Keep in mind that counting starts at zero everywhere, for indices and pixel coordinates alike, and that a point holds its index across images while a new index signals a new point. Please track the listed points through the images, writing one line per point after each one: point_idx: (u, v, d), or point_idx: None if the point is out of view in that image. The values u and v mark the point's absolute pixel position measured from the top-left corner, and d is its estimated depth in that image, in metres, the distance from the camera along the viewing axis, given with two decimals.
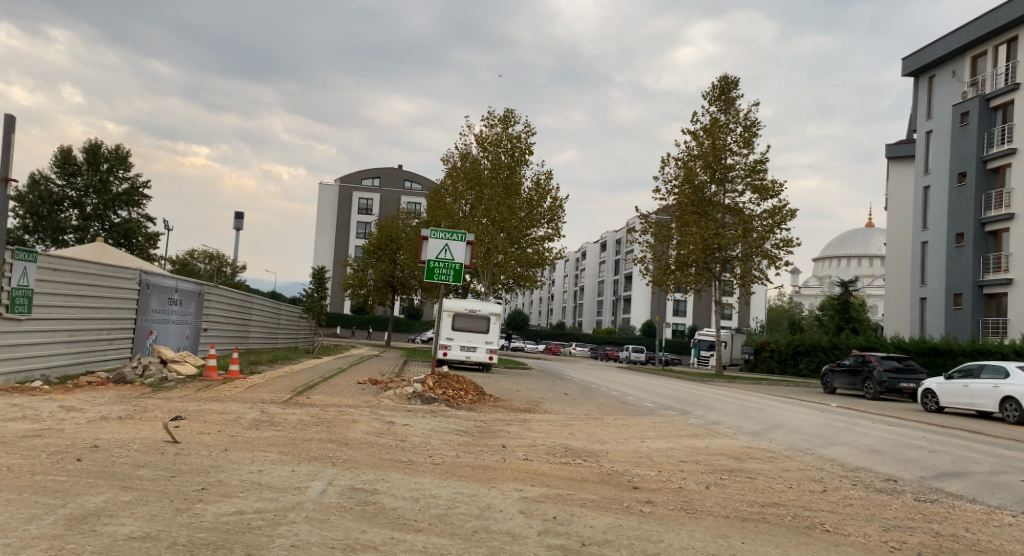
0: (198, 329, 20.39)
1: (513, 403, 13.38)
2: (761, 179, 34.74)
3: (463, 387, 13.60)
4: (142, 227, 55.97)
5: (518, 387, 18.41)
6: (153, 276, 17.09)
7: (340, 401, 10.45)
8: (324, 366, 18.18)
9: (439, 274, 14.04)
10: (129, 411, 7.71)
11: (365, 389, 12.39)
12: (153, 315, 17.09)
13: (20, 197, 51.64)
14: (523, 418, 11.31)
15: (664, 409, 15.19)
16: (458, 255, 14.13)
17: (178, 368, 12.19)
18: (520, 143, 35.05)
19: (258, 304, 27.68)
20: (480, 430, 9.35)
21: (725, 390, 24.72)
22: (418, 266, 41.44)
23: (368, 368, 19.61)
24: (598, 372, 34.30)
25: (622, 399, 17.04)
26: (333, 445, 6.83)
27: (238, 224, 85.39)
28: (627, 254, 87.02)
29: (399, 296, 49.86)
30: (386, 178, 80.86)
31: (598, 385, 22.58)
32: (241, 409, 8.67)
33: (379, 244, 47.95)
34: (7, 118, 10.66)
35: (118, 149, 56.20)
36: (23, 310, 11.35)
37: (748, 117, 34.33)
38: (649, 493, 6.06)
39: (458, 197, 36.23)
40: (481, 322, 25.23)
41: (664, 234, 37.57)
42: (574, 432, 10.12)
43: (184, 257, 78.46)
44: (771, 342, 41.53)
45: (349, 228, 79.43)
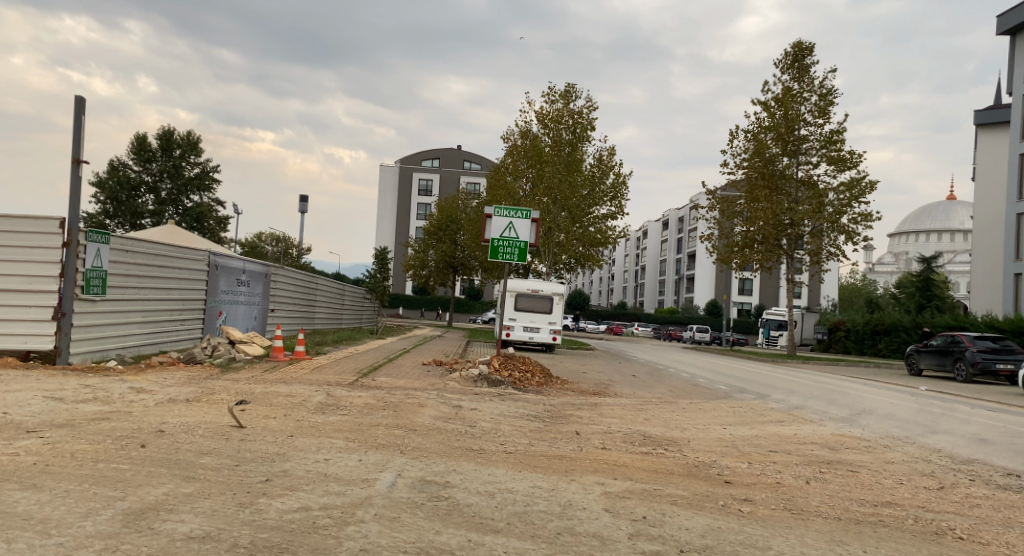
0: (265, 310, 20.69)
1: (581, 386, 12.93)
2: (837, 149, 32.62)
3: (529, 369, 13.22)
4: (213, 211, 57.74)
5: (584, 369, 17.93)
6: (221, 257, 17.30)
7: (406, 383, 10.20)
8: (389, 347, 18.13)
9: (503, 253, 13.61)
10: (197, 394, 7.61)
11: (431, 371, 12.15)
12: (222, 296, 17.35)
13: (100, 183, 53.93)
14: (594, 402, 10.85)
15: (740, 393, 14.45)
16: (523, 233, 13.66)
17: (246, 349, 12.23)
18: (582, 118, 34.18)
19: (323, 285, 28.02)
20: (551, 415, 8.94)
21: (801, 372, 23.61)
22: (479, 246, 41.22)
23: (431, 349, 19.49)
24: (664, 353, 33.42)
25: (694, 382, 16.36)
26: (400, 432, 6.52)
27: (303, 208, 87.28)
28: (691, 232, 84.91)
29: (460, 276, 49.91)
30: (446, 159, 81.08)
31: (666, 367, 21.87)
32: (307, 391, 8.50)
33: (439, 225, 47.99)
34: (77, 100, 10.71)
35: (189, 136, 57.99)
36: (98, 291, 11.51)
37: (823, 84, 32.45)
38: (744, 489, 5.51)
39: (519, 175, 35.68)
40: (544, 303, 24.79)
41: (732, 210, 36.20)
42: (649, 418, 9.59)
43: (253, 240, 80.79)
44: (847, 322, 39.66)
45: (410, 209, 80.09)
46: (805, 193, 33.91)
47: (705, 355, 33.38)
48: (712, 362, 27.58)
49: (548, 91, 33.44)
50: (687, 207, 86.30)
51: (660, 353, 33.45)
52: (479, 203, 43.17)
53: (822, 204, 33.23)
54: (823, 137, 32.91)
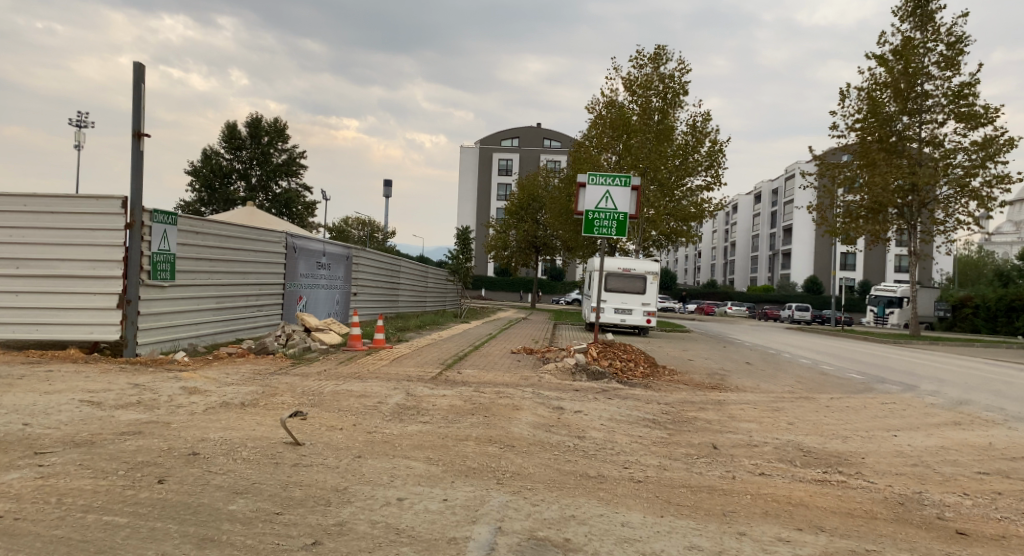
0: (347, 294, 19.92)
1: (694, 378, 11.23)
2: (968, 104, 28.90)
3: (632, 358, 11.63)
4: (301, 196, 58.62)
5: (688, 355, 16.12)
6: (300, 239, 16.51)
7: (496, 378, 8.82)
8: (474, 331, 16.92)
9: (599, 226, 11.94)
10: (257, 396, 6.47)
11: (522, 361, 10.75)
12: (301, 280, 16.57)
13: (195, 172, 55.62)
14: (717, 399, 9.15)
15: (882, 384, 12.32)
16: (621, 203, 11.96)
17: (322, 337, 11.22)
18: (673, 82, 31.81)
19: (406, 267, 27.21)
20: (673, 419, 7.33)
21: (936, 355, 20.80)
22: (563, 224, 39.56)
23: (518, 334, 18.13)
24: (768, 334, 30.85)
25: (819, 371, 14.27)
26: (495, 449, 5.10)
27: (386, 191, 87.97)
28: (786, 205, 80.10)
29: (543, 256, 48.44)
30: (525, 138, 79.57)
31: (778, 351, 19.68)
32: (383, 390, 7.25)
33: (521, 203, 46.56)
34: (137, 67, 9.82)
35: (277, 123, 58.94)
36: (166, 276, 10.72)
37: (952, 31, 28.81)
38: (997, 549, 3.77)
39: (604, 147, 33.64)
40: (636, 282, 23.01)
41: (841, 178, 33.01)
42: (792, 421, 7.82)
43: (339, 225, 82.07)
44: (974, 297, 35.77)
45: (491, 190, 79.19)
46: (928, 155, 30.33)
47: (815, 336, 30.60)
48: (827, 344, 24.99)
49: (636, 55, 31.23)
50: (781, 178, 81.43)
51: (764, 334, 30.88)
52: (560, 180, 41.33)
53: (949, 167, 29.61)
54: (950, 91, 29.26)
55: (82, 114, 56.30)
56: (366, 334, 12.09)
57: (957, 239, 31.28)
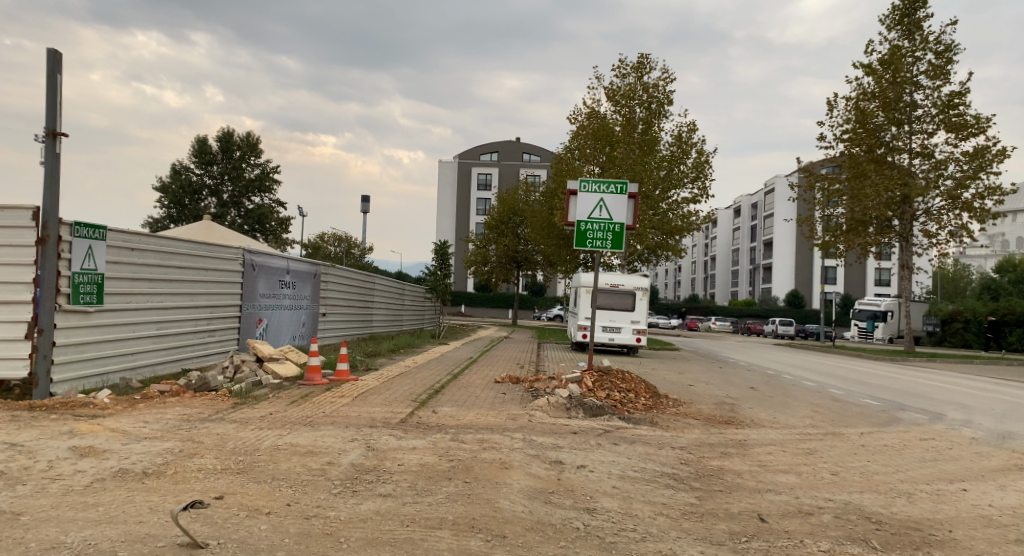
0: (315, 314, 18.40)
1: (702, 411, 9.92)
2: (959, 114, 28.22)
3: (631, 388, 10.29)
4: (275, 212, 56.82)
5: (686, 379, 14.82)
6: (260, 256, 14.99)
7: (479, 419, 7.40)
8: (453, 355, 15.49)
9: (592, 239, 10.63)
10: (169, 458, 5.00)
11: (507, 394, 9.35)
12: (261, 301, 15.02)
13: (164, 187, 53.65)
14: (738, 441, 7.80)
15: (908, 412, 11.08)
16: (618, 213, 10.65)
17: (276, 369, 9.74)
18: (658, 92, 30.83)
19: (380, 284, 25.73)
20: (695, 474, 5.96)
21: (939, 374, 19.77)
22: (545, 239, 38.31)
23: (502, 356, 16.71)
24: (760, 351, 29.74)
25: (831, 397, 13.03)
26: (480, 544, 3.69)
27: (364, 206, 86.25)
28: (766, 219, 79.82)
29: (525, 272, 47.13)
30: (505, 153, 78.57)
31: (777, 372, 18.46)
32: (338, 444, 5.81)
33: (501, 217, 45.24)
34: (51, 54, 8.35)
35: (249, 137, 57.03)
36: (91, 300, 9.19)
37: (939, 40, 28.26)
38: None
39: (587, 159, 32.49)
40: (625, 299, 21.76)
41: (829, 190, 32.24)
42: (835, 469, 6.49)
43: (314, 241, 80.05)
44: (965, 311, 35.15)
45: (470, 205, 77.91)
46: (919, 167, 29.70)
47: (808, 353, 29.57)
48: (822, 362, 23.95)
49: (618, 64, 30.23)
50: (761, 192, 81.34)
51: (756, 351, 29.77)
52: (541, 193, 40.12)
53: (941, 178, 28.96)
54: (939, 101, 28.66)
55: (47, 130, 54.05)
56: (329, 362, 10.62)
57: (950, 252, 30.58)
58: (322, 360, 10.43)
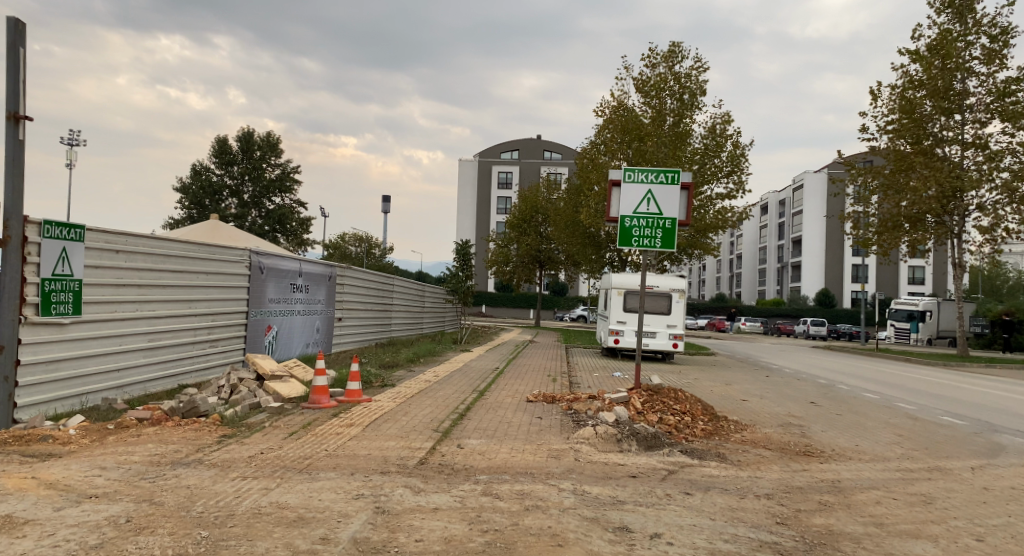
0: (329, 320, 17.19)
1: (773, 439, 8.46)
2: (1014, 102, 26.37)
3: (686, 411, 8.87)
4: (294, 212, 56.04)
5: (736, 393, 13.36)
6: (270, 258, 13.78)
7: (515, 460, 6.04)
8: (477, 365, 14.16)
9: (639, 237, 9.25)
10: (107, 537, 3.70)
11: (545, 420, 7.99)
12: (271, 306, 13.78)
13: (184, 188, 53.14)
14: (832, 484, 6.36)
15: (1010, 437, 9.52)
16: (668, 206, 9.23)
17: (279, 389, 8.46)
18: (690, 82, 29.26)
19: (400, 286, 24.53)
20: (804, 545, 4.53)
21: (1008, 383, 18.05)
22: (570, 238, 36.90)
23: (530, 366, 15.37)
24: (800, 355, 28.05)
25: (906, 414, 11.52)
26: None
27: (384, 207, 85.34)
28: (793, 216, 77.65)
29: (548, 272, 45.72)
30: (526, 150, 77.33)
31: (830, 381, 16.90)
32: (339, 505, 4.48)
33: (523, 216, 43.89)
34: (12, 24, 7.19)
35: (269, 137, 56.29)
36: (66, 310, 8.01)
37: (994, 22, 26.43)
38: None
39: (615, 154, 31.03)
40: (661, 301, 20.34)
41: (873, 184, 30.49)
42: (977, 531, 5.04)
43: (335, 241, 79.21)
44: (1018, 311, 33.16)
45: (491, 204, 76.61)
46: (970, 159, 27.89)
47: (852, 357, 27.83)
48: (871, 367, 22.32)
49: (648, 53, 28.73)
50: (789, 189, 79.13)
51: (797, 355, 28.08)
52: (565, 191, 38.71)
53: (995, 171, 27.04)
54: (993, 87, 26.80)
55: (73, 131, 53.81)
56: (340, 379, 9.34)
57: (1005, 249, 28.68)
58: (332, 378, 9.16)
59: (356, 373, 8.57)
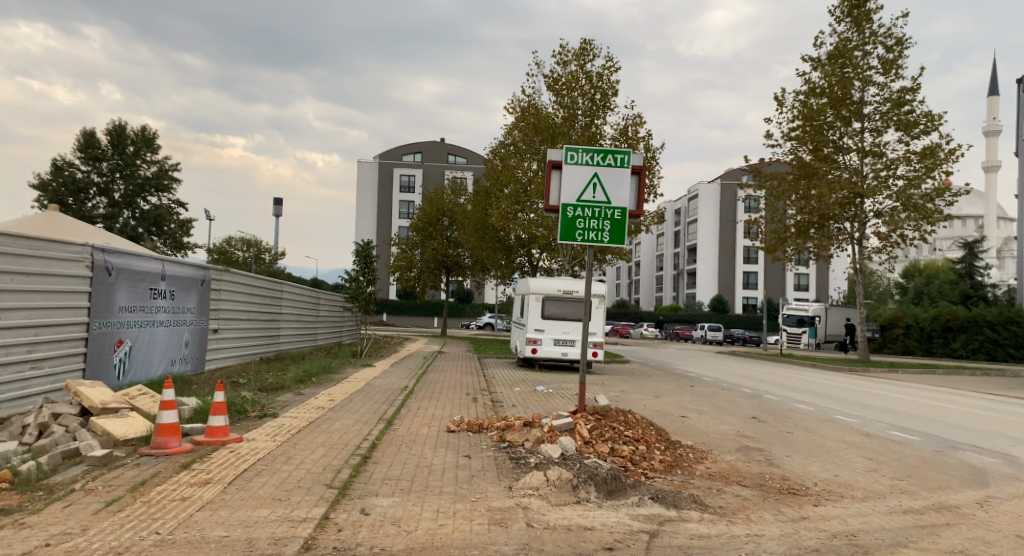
0: (202, 331, 14.66)
1: (743, 474, 7.07)
2: (908, 112, 27.15)
3: (640, 442, 7.37)
4: (174, 213, 51.26)
5: (673, 409, 12.10)
6: (123, 258, 11.22)
7: (442, 537, 4.23)
8: (382, 383, 12.17)
9: (583, 229, 7.77)
10: None
11: (473, 462, 6.26)
12: (122, 316, 11.16)
13: (43, 185, 47.31)
14: (849, 540, 4.95)
15: (980, 457, 8.62)
16: (617, 193, 7.79)
17: (113, 426, 6.17)
18: (602, 82, 28.33)
19: (290, 291, 22.04)
20: None
21: (922, 389, 17.93)
22: (477, 242, 35.25)
23: (441, 382, 13.56)
24: (713, 361, 27.68)
25: (856, 430, 10.58)
26: None
27: (277, 210, 80.58)
28: (689, 224, 79.70)
29: (453, 278, 43.89)
30: (428, 154, 75.08)
31: (758, 391, 16.09)
32: None
33: (428, 218, 41.83)
34: None
35: (145, 131, 51.20)
36: None
37: (891, 32, 27.12)
38: None
39: (526, 154, 29.74)
40: (579, 307, 19.26)
41: (778, 191, 30.79)
42: None
43: (221, 246, 73.84)
44: (905, 317, 34.56)
45: (392, 208, 73.87)
46: (868, 167, 28.53)
47: (761, 363, 27.81)
48: (785, 374, 22.05)
49: (560, 50, 27.66)
50: (685, 198, 81.26)
51: (709, 361, 27.69)
52: (473, 193, 37.07)
53: (892, 178, 27.75)
54: (889, 97, 27.51)
55: None
56: (201, 412, 7.13)
57: (899, 256, 29.61)
58: (192, 411, 6.96)
59: (221, 399, 6.38)
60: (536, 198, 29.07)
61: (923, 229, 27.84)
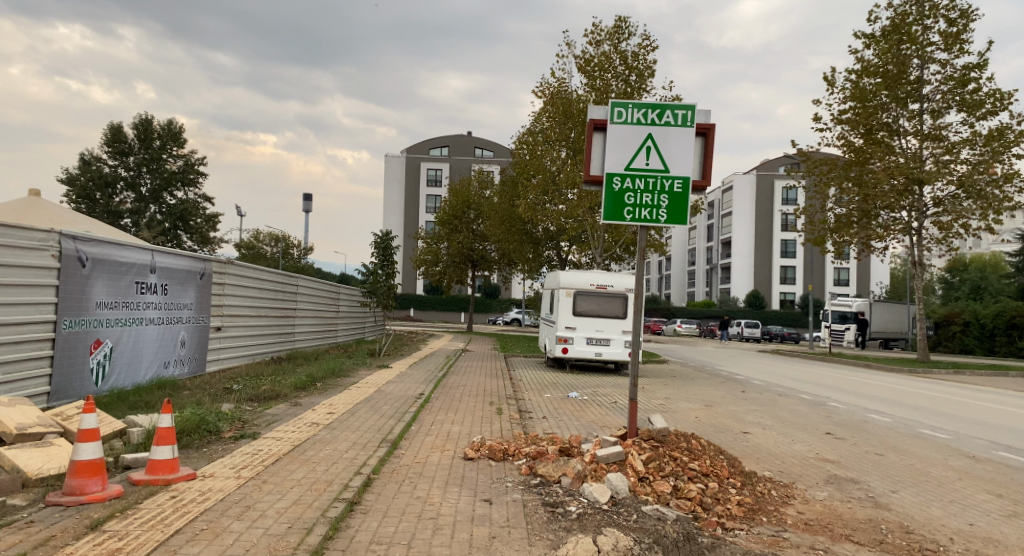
0: (202, 329, 13.35)
1: (847, 522, 5.40)
2: (972, 91, 24.87)
3: (707, 476, 5.75)
4: (200, 208, 50.54)
5: (731, 422, 10.42)
6: (100, 248, 9.87)
7: None
8: (394, 389, 10.68)
9: (633, 205, 6.17)
10: None
11: (492, 512, 4.69)
12: (100, 313, 9.83)
13: (70, 180, 46.79)
14: None
15: None
16: (676, 159, 6.14)
17: (26, 456, 4.71)
18: (638, 62, 26.39)
19: (306, 286, 20.72)
20: None
21: (1002, 395, 15.95)
22: (503, 234, 33.70)
23: (462, 387, 12.07)
24: (757, 361, 25.80)
25: (956, 450, 8.80)
26: None
27: (304, 204, 79.96)
28: (723, 217, 77.19)
29: (480, 273, 42.43)
30: (455, 147, 73.65)
31: (818, 398, 14.28)
32: None
33: (453, 211, 40.39)
34: None
35: (171, 125, 50.49)
36: None
37: (955, 4, 24.83)
38: None
39: (556, 142, 28.05)
40: (615, 303, 17.68)
41: (827, 178, 28.68)
42: None
43: (248, 240, 73.48)
44: (963, 314, 32.22)
45: (419, 202, 72.83)
46: (923, 152, 26.24)
47: (809, 362, 25.84)
48: (841, 375, 20.14)
49: (592, 28, 25.90)
50: (719, 190, 78.73)
51: (753, 361, 25.80)
52: (500, 184, 35.49)
53: (953, 163, 25.50)
54: (952, 75, 25.23)
55: None
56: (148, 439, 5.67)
57: (959, 247, 27.35)
58: (137, 439, 5.48)
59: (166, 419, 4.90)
60: (566, 187, 27.40)
61: (988, 218, 25.55)
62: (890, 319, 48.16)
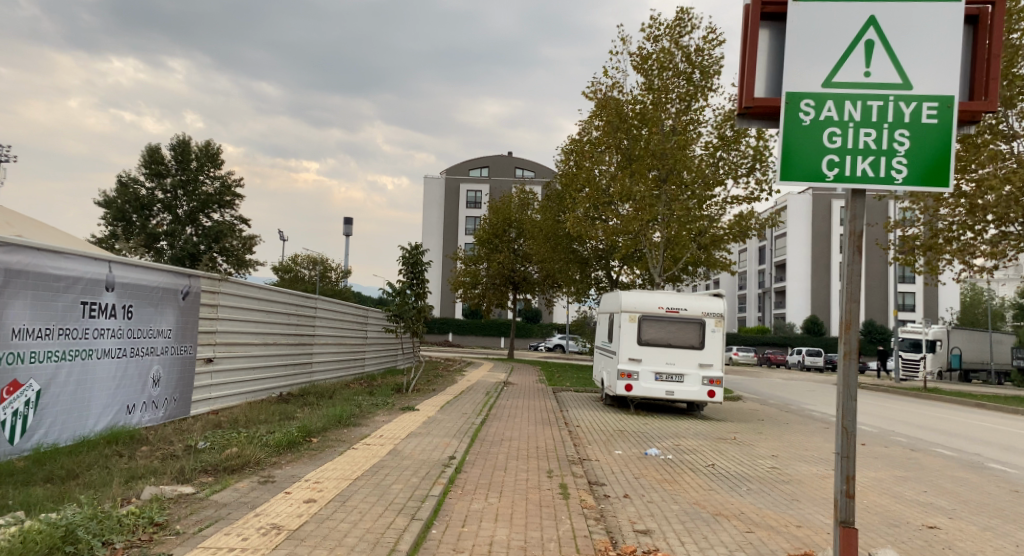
0: (185, 361, 10.76)
1: None
2: None
3: None
4: (236, 230, 48.77)
5: (892, 503, 7.24)
6: (21, 255, 7.33)
7: None
8: (414, 449, 7.78)
9: (841, 148, 3.57)
10: None
11: None
12: (20, 344, 7.26)
13: (108, 202, 45.75)
14: None
15: None
16: (923, 66, 3.53)
17: None
18: (706, 58, 23.36)
19: (326, 307, 18.17)
20: None
21: None
22: (547, 253, 30.79)
23: (506, 440, 9.13)
24: (842, 397, 22.27)
25: None
26: None
27: (345, 229, 78.53)
28: (776, 238, 73.01)
29: (521, 296, 39.47)
30: (496, 167, 71.51)
31: (966, 456, 10.92)
32: None
33: (493, 229, 37.80)
34: None
35: (209, 146, 49.20)
36: None
37: None
38: None
39: (607, 149, 25.26)
40: (690, 330, 14.62)
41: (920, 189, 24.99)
42: None
43: (286, 264, 71.96)
44: None
45: (458, 223, 70.70)
46: None
47: (905, 400, 22.10)
48: (961, 419, 16.54)
49: (650, 22, 23.13)
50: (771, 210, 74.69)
51: (837, 396, 22.23)
52: (543, 199, 32.70)
53: None
54: None
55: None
56: None
57: None
58: None
59: None
60: (618, 199, 24.43)
61: None
62: (972, 348, 43.50)
